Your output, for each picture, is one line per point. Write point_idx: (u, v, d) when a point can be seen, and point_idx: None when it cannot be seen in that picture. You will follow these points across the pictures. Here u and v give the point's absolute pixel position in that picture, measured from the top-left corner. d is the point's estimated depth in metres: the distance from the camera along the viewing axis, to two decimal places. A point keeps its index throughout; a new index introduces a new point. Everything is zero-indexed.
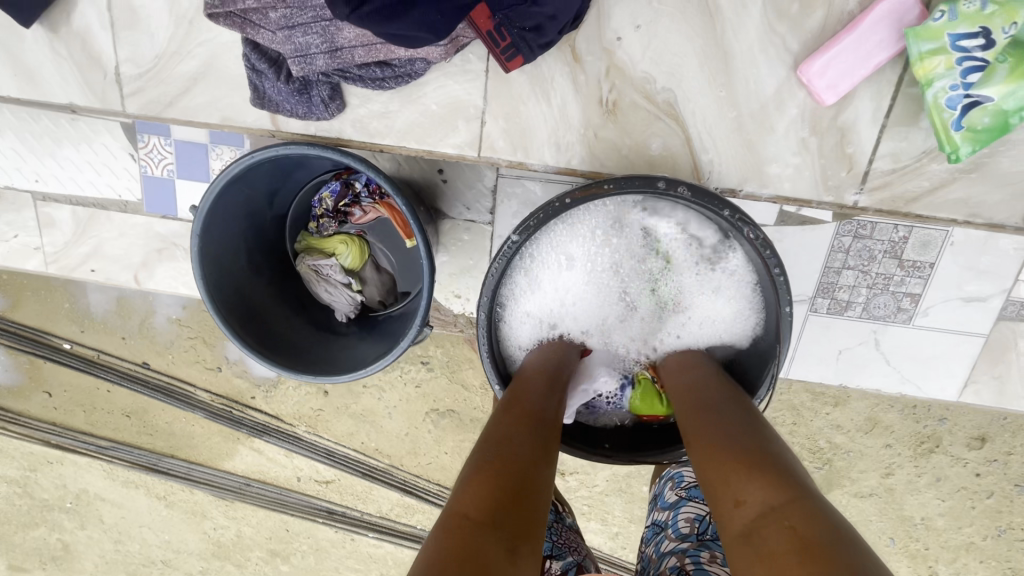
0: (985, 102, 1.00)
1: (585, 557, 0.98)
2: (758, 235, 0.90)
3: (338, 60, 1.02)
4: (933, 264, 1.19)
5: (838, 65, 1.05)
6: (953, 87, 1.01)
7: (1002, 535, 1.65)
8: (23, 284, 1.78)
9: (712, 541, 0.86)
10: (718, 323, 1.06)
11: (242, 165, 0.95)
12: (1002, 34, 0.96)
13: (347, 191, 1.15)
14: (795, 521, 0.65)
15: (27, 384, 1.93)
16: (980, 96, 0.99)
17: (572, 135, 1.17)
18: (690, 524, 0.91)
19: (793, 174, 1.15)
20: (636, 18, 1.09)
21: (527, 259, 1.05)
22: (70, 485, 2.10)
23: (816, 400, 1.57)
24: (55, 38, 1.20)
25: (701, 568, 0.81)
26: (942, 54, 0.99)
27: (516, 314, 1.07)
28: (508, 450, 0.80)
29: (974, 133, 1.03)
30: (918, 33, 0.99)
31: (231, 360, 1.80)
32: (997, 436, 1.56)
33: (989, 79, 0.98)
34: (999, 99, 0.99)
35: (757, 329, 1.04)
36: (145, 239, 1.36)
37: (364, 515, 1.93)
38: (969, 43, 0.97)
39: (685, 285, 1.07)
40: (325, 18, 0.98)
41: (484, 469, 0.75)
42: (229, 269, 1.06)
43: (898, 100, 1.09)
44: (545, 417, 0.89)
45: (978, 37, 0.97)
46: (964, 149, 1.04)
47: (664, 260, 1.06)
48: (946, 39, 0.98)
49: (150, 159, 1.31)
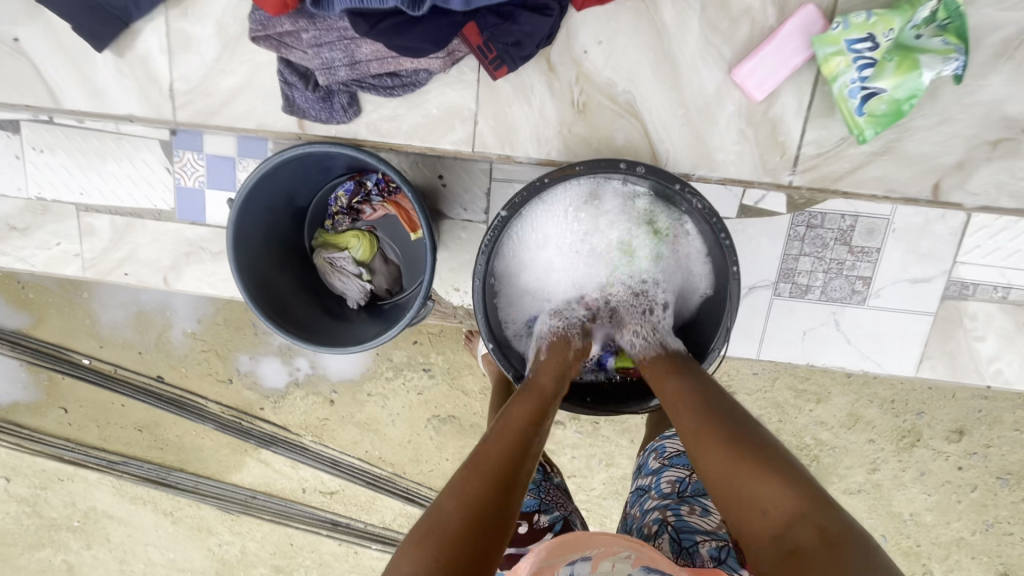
0: (880, 93, 1.05)
1: (570, 512, 1.04)
2: (703, 202, 0.96)
3: (358, 73, 1.09)
4: (880, 248, 1.17)
5: (759, 67, 1.10)
6: (851, 79, 1.06)
7: (989, 528, 1.68)
8: (49, 301, 1.88)
9: (691, 496, 0.95)
10: (682, 289, 1.09)
11: (263, 163, 0.90)
12: (886, 37, 1.03)
13: (361, 188, 1.06)
14: (815, 520, 0.69)
15: (45, 401, 2.00)
16: (876, 87, 1.05)
17: (551, 131, 1.19)
18: (672, 485, 0.98)
19: (736, 159, 1.17)
20: (598, 34, 1.13)
21: (511, 241, 1.06)
22: (79, 503, 2.14)
23: (799, 397, 1.64)
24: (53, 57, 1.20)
25: (682, 518, 0.90)
26: (840, 54, 1.05)
27: (507, 287, 1.10)
28: (471, 505, 0.74)
29: (873, 119, 1.07)
30: (820, 36, 1.06)
31: (242, 373, 1.88)
32: (975, 428, 1.62)
33: (881, 73, 1.04)
34: (893, 88, 1.04)
35: (710, 293, 1.07)
36: (173, 243, 1.26)
37: (367, 526, 1.96)
38: (860, 45, 1.04)
39: (658, 258, 1.08)
40: (348, 35, 1.05)
41: (437, 536, 0.71)
42: (253, 258, 0.97)
43: (816, 95, 1.12)
44: (518, 453, 0.82)
45: (867, 36, 1.03)
46: (867, 133, 1.08)
47: (636, 237, 1.08)
48: (842, 43, 1.04)
49: (184, 172, 1.24)
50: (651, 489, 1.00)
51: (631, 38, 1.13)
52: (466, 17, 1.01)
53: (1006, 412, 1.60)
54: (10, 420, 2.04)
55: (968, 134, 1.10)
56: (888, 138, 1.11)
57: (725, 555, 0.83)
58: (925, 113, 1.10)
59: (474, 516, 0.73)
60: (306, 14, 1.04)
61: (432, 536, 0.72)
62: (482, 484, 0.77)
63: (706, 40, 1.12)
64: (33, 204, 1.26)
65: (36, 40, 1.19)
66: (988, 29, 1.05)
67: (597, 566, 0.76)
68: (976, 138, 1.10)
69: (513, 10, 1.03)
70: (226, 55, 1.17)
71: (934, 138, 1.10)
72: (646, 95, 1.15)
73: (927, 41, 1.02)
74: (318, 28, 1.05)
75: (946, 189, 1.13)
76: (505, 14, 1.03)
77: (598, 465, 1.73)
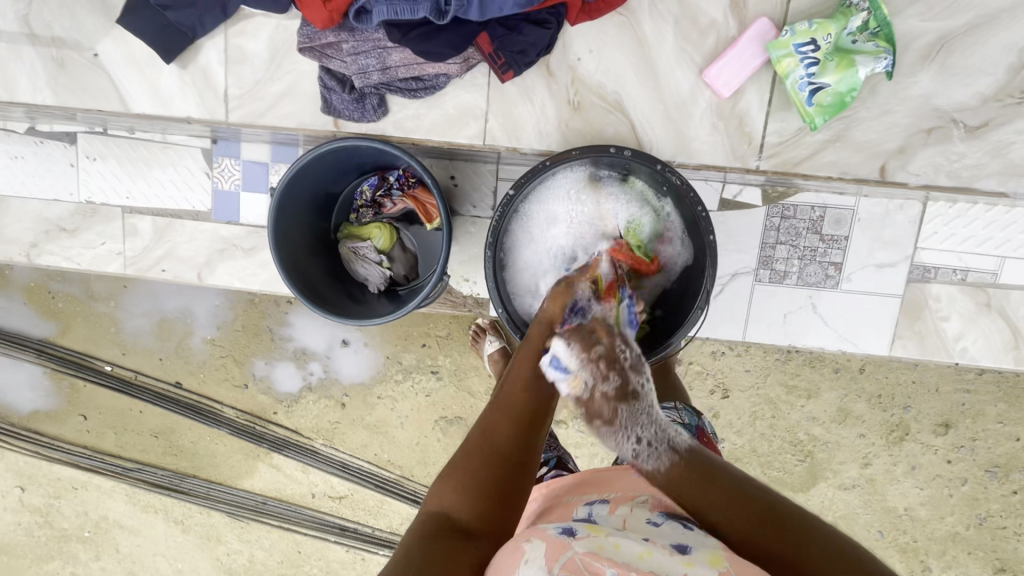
0: (825, 88, 1.01)
1: (564, 453, 1.10)
2: (681, 178, 0.97)
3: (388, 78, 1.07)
4: (848, 237, 1.16)
5: (728, 67, 1.05)
6: (798, 77, 1.01)
7: (983, 523, 1.64)
8: (76, 308, 1.89)
9: None
10: (680, 264, 1.06)
11: (304, 158, 1.00)
12: (825, 40, 0.99)
13: (384, 183, 1.15)
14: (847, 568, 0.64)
15: (65, 408, 1.96)
16: (821, 83, 1.01)
17: (552, 127, 1.12)
18: None
19: (711, 148, 1.11)
20: (589, 43, 1.07)
21: (522, 221, 1.06)
22: (92, 512, 2.05)
23: (791, 393, 1.62)
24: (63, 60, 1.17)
25: None
26: (788, 57, 1.01)
27: (518, 262, 1.07)
28: (500, 445, 0.76)
29: (822, 111, 1.03)
30: (771, 43, 1.02)
31: (257, 376, 1.85)
32: (960, 422, 1.60)
33: (825, 70, 1.00)
34: (835, 83, 1.00)
35: (691, 266, 1.05)
36: (209, 244, 1.30)
37: (376, 531, 1.89)
38: (805, 49, 1.00)
39: (655, 235, 1.07)
40: (380, 43, 1.05)
41: (470, 468, 0.75)
42: (290, 252, 1.07)
43: (779, 87, 1.07)
44: (540, 396, 0.83)
45: (809, 40, 1.00)
46: (816, 121, 1.03)
47: (632, 215, 1.07)
48: (790, 47, 1.00)
49: (222, 175, 1.27)
50: None
51: (621, 47, 1.07)
52: (481, 27, 1.02)
53: (988, 406, 1.58)
54: (30, 428, 1.99)
55: (905, 123, 1.06)
56: (836, 128, 1.07)
57: None
58: (866, 105, 1.06)
59: (502, 453, 0.75)
60: (346, 27, 1.05)
61: (465, 472, 0.74)
62: (508, 424, 0.78)
63: (726, 22, 1.05)
64: (82, 207, 1.32)
65: (114, 51, 1.16)
66: (906, 38, 1.03)
67: (614, 509, 0.76)
68: (984, 148, 1.07)
69: (519, 21, 1.02)
70: (237, 59, 1.14)
71: (876, 126, 1.07)
72: (645, 86, 1.09)
73: (860, 45, 1.00)
74: (357, 39, 1.05)
75: (891, 172, 1.09)
76: (512, 26, 1.02)
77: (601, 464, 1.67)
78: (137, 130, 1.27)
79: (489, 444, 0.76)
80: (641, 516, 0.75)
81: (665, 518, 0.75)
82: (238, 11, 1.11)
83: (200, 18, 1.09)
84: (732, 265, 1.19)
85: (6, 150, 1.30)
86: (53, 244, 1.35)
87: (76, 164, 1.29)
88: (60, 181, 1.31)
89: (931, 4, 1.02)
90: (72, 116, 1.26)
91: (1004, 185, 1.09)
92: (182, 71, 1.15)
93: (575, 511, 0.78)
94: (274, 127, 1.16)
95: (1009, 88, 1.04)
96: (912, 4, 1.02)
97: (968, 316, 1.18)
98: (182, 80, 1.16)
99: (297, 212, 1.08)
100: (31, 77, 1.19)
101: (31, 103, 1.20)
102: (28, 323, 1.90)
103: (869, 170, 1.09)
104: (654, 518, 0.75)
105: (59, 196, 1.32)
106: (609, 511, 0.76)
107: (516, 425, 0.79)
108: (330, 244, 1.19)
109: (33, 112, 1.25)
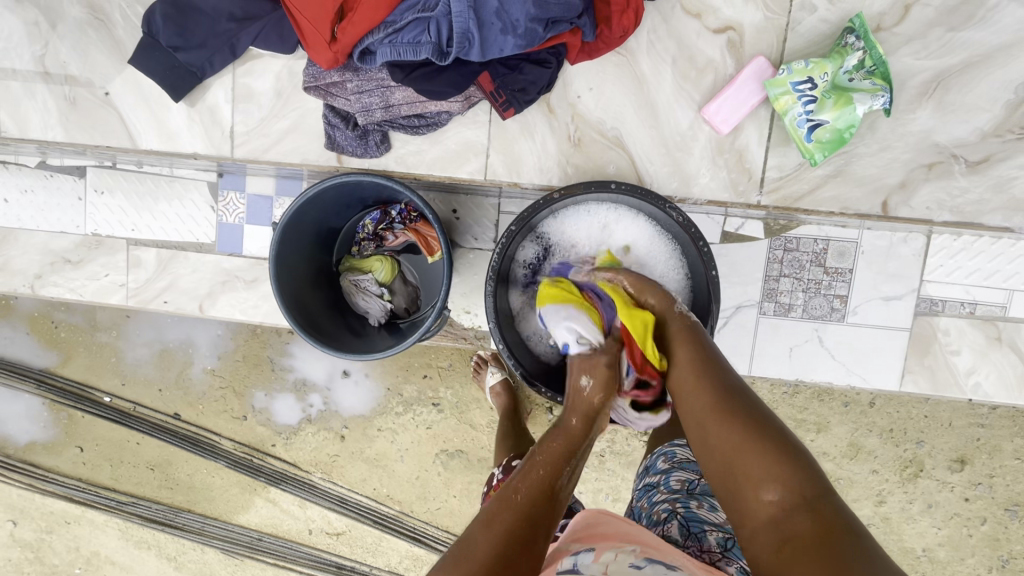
0: (823, 124, 1.02)
1: (574, 501, 1.05)
2: (682, 216, 0.96)
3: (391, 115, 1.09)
4: (852, 271, 1.15)
5: (729, 102, 1.06)
6: (796, 114, 1.02)
7: (1005, 565, 1.53)
8: (76, 340, 1.85)
9: (702, 492, 0.89)
10: (683, 298, 1.06)
11: (305, 195, 1.01)
12: (822, 79, 1.01)
13: (386, 217, 1.16)
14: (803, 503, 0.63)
15: (61, 440, 1.90)
16: (819, 119, 1.01)
17: (552, 162, 1.13)
18: (682, 483, 0.92)
19: (714, 181, 1.11)
20: (589, 82, 1.10)
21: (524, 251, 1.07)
22: (83, 548, 1.96)
23: (800, 427, 1.52)
24: (80, 97, 1.21)
25: (691, 510, 0.85)
26: (787, 94, 1.02)
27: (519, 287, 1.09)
28: (503, 546, 0.64)
29: (822, 146, 1.03)
30: (769, 80, 1.03)
31: (257, 408, 1.80)
32: (976, 457, 1.50)
33: (823, 107, 1.01)
34: (832, 120, 1.01)
35: (692, 299, 1.05)
36: (215, 276, 1.30)
37: (373, 570, 1.81)
38: (801, 86, 1.01)
39: (651, 264, 1.07)
40: (382, 80, 1.07)
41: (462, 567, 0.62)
42: (294, 290, 1.08)
43: (777, 124, 1.08)
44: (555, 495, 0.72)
45: (806, 79, 1.01)
46: (815, 157, 1.04)
47: (626, 248, 1.07)
48: (788, 85, 1.02)
49: (226, 210, 1.29)
50: (659, 485, 0.94)
51: (620, 85, 1.09)
52: (482, 67, 1.03)
53: (1005, 440, 1.48)
54: (25, 461, 1.93)
55: (905, 159, 1.07)
56: (837, 163, 1.08)
57: (732, 545, 0.78)
58: (866, 141, 1.07)
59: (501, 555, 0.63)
60: (351, 66, 1.07)
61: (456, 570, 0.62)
62: (516, 519, 0.67)
63: (724, 61, 1.07)
64: (88, 239, 1.33)
65: (125, 92, 1.20)
66: (903, 75, 1.05)
67: (599, 554, 0.69)
68: (985, 183, 1.07)
69: (520, 61, 1.03)
70: (247, 97, 1.17)
71: (878, 160, 1.07)
72: (645, 123, 1.10)
73: (857, 83, 1.00)
74: (360, 78, 1.07)
75: (894, 207, 1.09)
76: (513, 66, 1.04)
77: (605, 499, 1.58)
78: (145, 164, 1.29)
79: (491, 540, 0.65)
80: (624, 562, 0.67)
81: (649, 563, 0.67)
82: (245, 52, 1.14)
83: (208, 58, 1.12)
84: (736, 299, 1.18)
85: (17, 184, 1.33)
86: (56, 275, 1.35)
87: (84, 198, 1.32)
88: (69, 212, 1.33)
89: (926, 43, 1.03)
90: (82, 151, 1.29)
91: (1009, 220, 1.08)
92: (194, 108, 1.19)
93: (559, 563, 0.71)
94: (278, 163, 1.19)
95: (1008, 124, 1.05)
96: (906, 44, 1.04)
97: (978, 349, 1.16)
98: (189, 117, 1.19)
99: (299, 249, 1.09)
100: (44, 115, 1.22)
101: (42, 139, 1.23)
102: (29, 353, 1.87)
103: (864, 202, 1.09)
104: (639, 564, 0.67)
105: (66, 229, 1.33)
106: (594, 559, 0.69)
107: (525, 524, 0.67)
108: (335, 278, 1.21)
109: (44, 148, 1.28)
